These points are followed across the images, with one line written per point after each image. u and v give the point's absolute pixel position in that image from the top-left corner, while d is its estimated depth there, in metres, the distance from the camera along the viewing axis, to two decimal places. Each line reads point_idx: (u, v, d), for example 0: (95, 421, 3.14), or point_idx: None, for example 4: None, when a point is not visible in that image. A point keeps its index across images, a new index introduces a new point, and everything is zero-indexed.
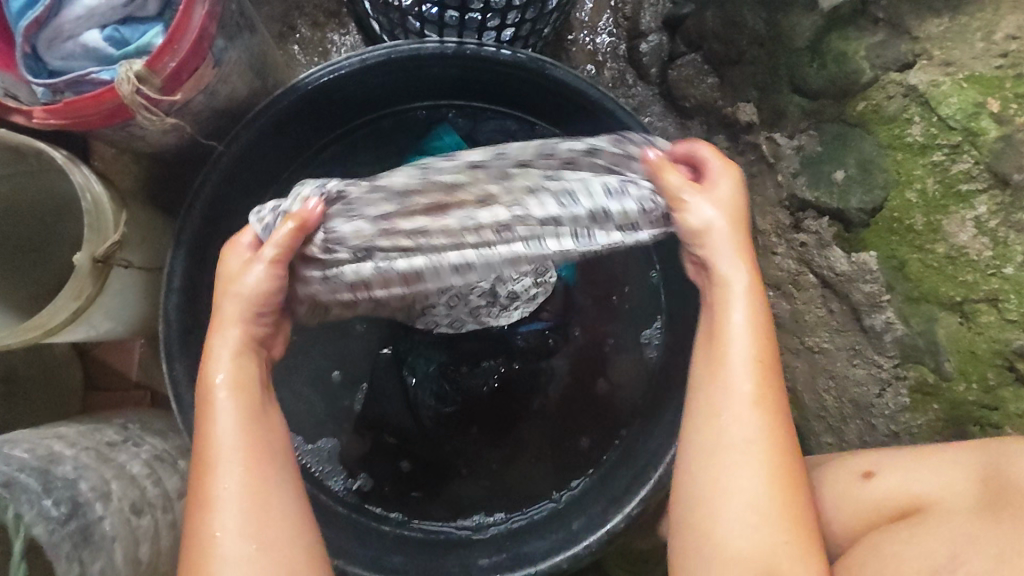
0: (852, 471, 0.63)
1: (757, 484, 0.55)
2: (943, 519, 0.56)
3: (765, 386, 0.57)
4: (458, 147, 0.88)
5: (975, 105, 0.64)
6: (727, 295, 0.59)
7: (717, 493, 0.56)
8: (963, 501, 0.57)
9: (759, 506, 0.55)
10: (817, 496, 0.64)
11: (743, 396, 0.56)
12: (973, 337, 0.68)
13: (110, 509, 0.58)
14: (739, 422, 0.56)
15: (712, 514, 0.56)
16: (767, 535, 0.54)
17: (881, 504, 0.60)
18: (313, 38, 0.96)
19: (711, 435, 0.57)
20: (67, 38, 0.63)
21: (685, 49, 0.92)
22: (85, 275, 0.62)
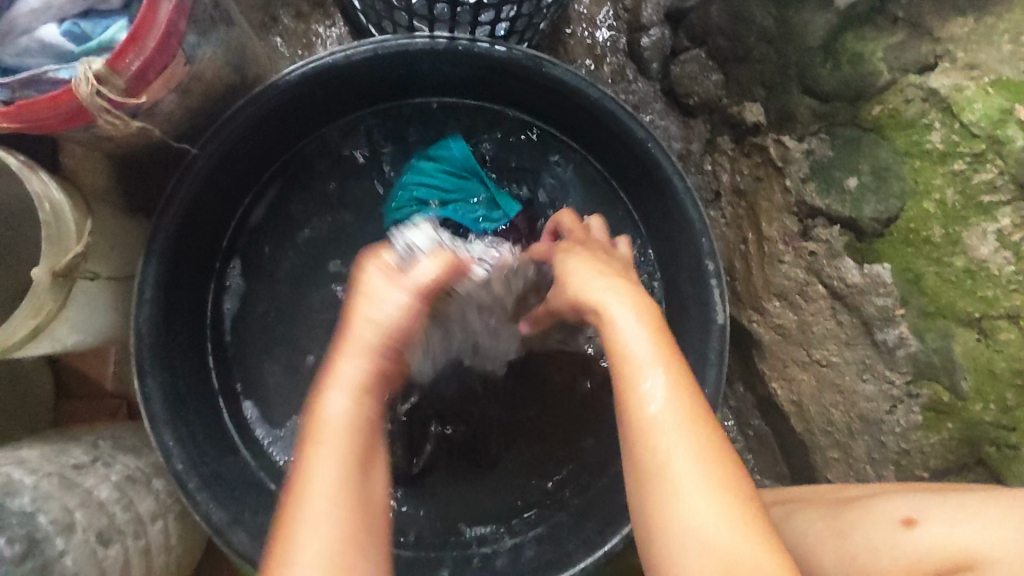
0: (890, 517, 0.54)
1: (697, 474, 0.45)
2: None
3: (660, 342, 0.51)
4: (465, 160, 0.82)
5: (1002, 111, 0.60)
6: (636, 387, 0.49)
7: (657, 474, 0.46)
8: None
9: (704, 476, 0.45)
10: (844, 540, 0.56)
11: (630, 330, 0.52)
12: (992, 355, 0.65)
13: (72, 542, 0.54)
14: (637, 364, 0.50)
15: (662, 521, 0.45)
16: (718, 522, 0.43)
17: (923, 558, 0.51)
18: (297, 29, 0.91)
19: (627, 410, 0.49)
20: (22, 34, 0.58)
21: (689, 44, 0.87)
22: (45, 290, 0.58)
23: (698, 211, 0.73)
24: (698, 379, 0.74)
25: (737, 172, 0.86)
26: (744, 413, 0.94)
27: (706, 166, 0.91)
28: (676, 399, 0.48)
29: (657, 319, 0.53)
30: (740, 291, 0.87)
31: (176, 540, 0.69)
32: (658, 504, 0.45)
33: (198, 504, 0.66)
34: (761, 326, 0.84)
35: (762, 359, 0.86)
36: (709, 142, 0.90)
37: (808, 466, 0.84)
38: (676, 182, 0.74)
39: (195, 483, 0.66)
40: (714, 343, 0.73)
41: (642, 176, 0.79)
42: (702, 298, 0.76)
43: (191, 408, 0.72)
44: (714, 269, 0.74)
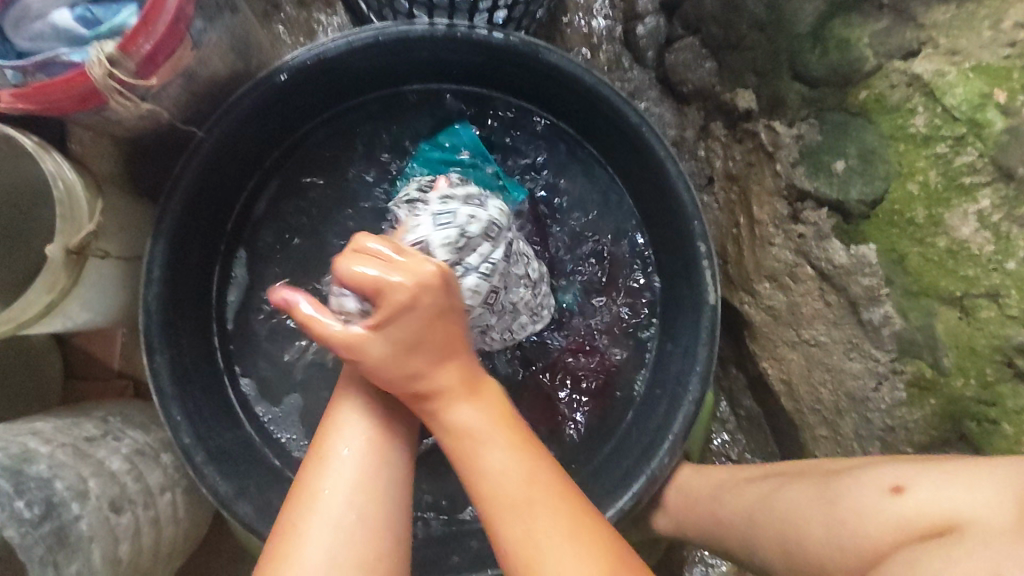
0: (880, 486, 0.57)
1: (558, 550, 0.53)
2: (983, 537, 0.48)
3: (510, 432, 0.59)
4: (473, 145, 0.84)
5: (982, 96, 0.63)
6: (457, 416, 0.59)
7: (503, 503, 0.56)
8: (1001, 516, 0.49)
9: (567, 550, 0.53)
10: (838, 510, 0.58)
11: (470, 417, 0.59)
12: (972, 332, 0.67)
13: (87, 508, 0.56)
14: (483, 433, 0.59)
15: (531, 557, 0.54)
16: (574, 553, 0.53)
17: (908, 521, 0.53)
18: (299, 18, 0.93)
19: (473, 454, 0.58)
20: (35, 18, 0.60)
21: (683, 32, 0.89)
22: (59, 266, 0.60)
23: (690, 194, 0.75)
24: (690, 357, 0.77)
25: (730, 158, 0.88)
26: (736, 393, 0.96)
27: (700, 152, 0.93)
28: (523, 474, 0.57)
29: (473, 385, 0.61)
30: (732, 274, 0.90)
31: (184, 512, 0.71)
32: (526, 544, 0.54)
33: (205, 476, 0.68)
34: (752, 307, 0.86)
35: (753, 340, 0.88)
36: (702, 129, 0.92)
37: (797, 444, 0.87)
38: (669, 166, 0.76)
39: (202, 456, 0.69)
40: (705, 322, 0.76)
41: (636, 161, 0.81)
42: (694, 279, 0.78)
43: (197, 386, 0.74)
44: (706, 251, 0.76)
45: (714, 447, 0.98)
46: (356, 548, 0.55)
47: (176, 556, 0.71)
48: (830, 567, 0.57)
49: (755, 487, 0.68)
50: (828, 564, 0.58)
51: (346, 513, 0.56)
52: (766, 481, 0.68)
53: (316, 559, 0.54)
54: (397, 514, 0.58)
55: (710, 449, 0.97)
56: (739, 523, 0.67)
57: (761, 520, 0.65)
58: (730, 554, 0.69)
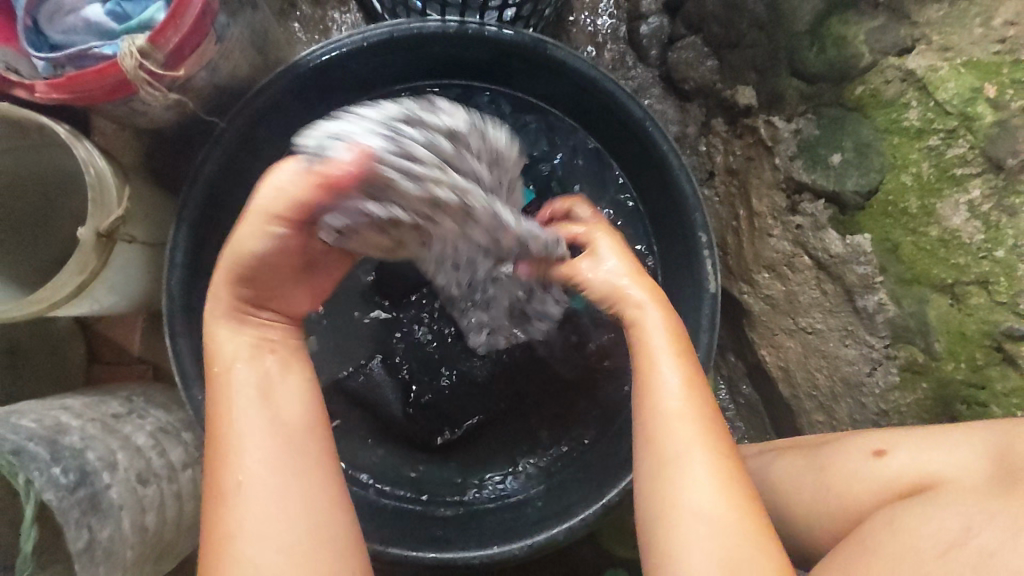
0: (864, 450, 0.59)
1: (706, 466, 0.53)
2: (960, 495, 0.50)
3: (699, 404, 0.57)
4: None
5: (973, 90, 0.65)
6: (641, 320, 0.62)
7: (674, 512, 0.53)
8: (975, 477, 0.51)
9: (718, 496, 0.52)
10: (826, 475, 0.61)
11: (675, 410, 0.56)
12: (963, 318, 0.69)
13: (116, 478, 0.59)
14: (672, 426, 0.56)
15: (670, 506, 0.53)
16: (727, 514, 0.51)
17: (890, 482, 0.55)
18: (314, 16, 0.96)
19: (659, 450, 0.55)
20: (68, 13, 0.63)
21: (686, 32, 0.93)
22: (90, 249, 0.63)
23: (691, 185, 0.78)
24: (691, 343, 0.79)
25: (730, 152, 0.91)
26: (736, 381, 0.99)
27: (702, 147, 0.96)
28: (690, 401, 0.57)
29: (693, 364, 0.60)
30: (732, 264, 0.93)
31: None
32: (658, 469, 0.55)
33: None
34: (751, 297, 0.89)
35: (753, 328, 0.91)
36: (704, 125, 0.95)
37: (795, 428, 0.89)
38: (671, 159, 0.79)
39: None
40: (706, 310, 0.79)
41: (639, 155, 0.84)
42: (695, 268, 0.81)
43: None
44: (707, 241, 0.79)
45: None
46: (277, 434, 0.55)
47: (196, 530, 0.74)
48: (816, 528, 0.61)
49: (746, 461, 0.71)
50: (815, 525, 0.61)
51: (227, 435, 0.54)
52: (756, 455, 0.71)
53: (264, 507, 0.52)
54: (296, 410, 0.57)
55: None
56: None
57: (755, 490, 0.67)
58: None
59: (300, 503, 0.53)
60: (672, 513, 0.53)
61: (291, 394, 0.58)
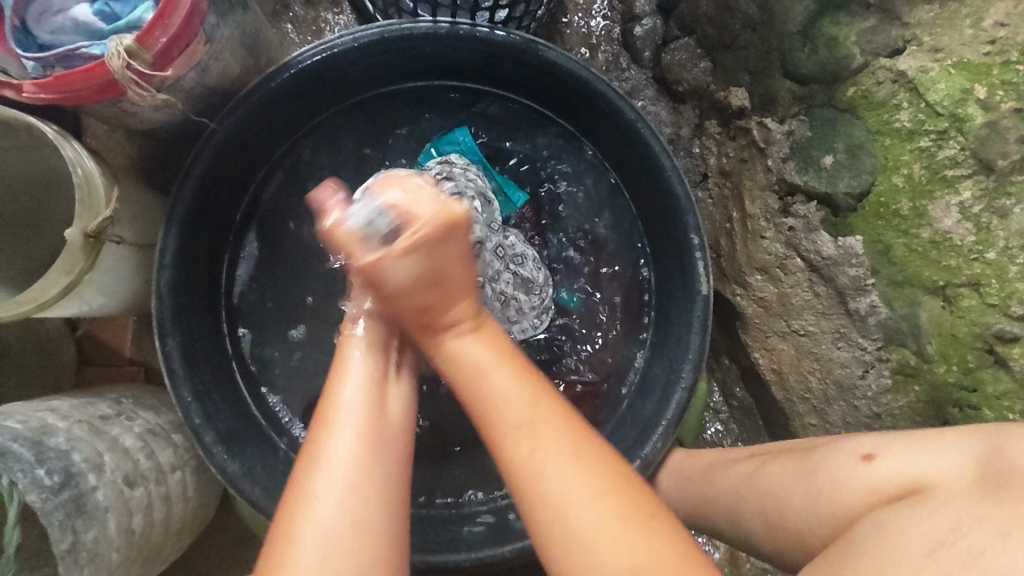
0: (852, 455, 0.59)
1: (555, 453, 0.52)
2: (947, 497, 0.50)
3: (513, 368, 0.57)
4: (471, 153, 0.89)
5: (963, 91, 0.65)
6: (457, 346, 0.58)
7: (537, 498, 0.51)
8: (962, 478, 0.51)
9: (578, 482, 0.51)
10: (816, 479, 0.61)
11: (503, 385, 0.55)
12: (955, 321, 0.69)
13: (102, 480, 0.59)
14: (508, 406, 0.54)
15: (567, 521, 0.50)
16: (599, 515, 0.49)
17: (879, 486, 0.55)
18: (307, 16, 0.96)
19: (486, 423, 0.55)
20: (56, 13, 0.63)
21: (679, 33, 0.93)
22: (78, 249, 0.63)
23: (683, 186, 0.78)
24: (683, 345, 0.79)
25: (724, 154, 0.91)
26: (730, 384, 0.98)
27: (695, 149, 0.96)
28: (521, 388, 0.55)
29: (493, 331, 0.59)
30: (725, 267, 0.92)
31: (193, 491, 0.74)
32: (561, 490, 0.50)
33: (214, 455, 0.70)
34: (744, 299, 0.89)
35: (745, 331, 0.90)
36: (698, 126, 0.95)
37: (788, 431, 0.89)
38: (664, 160, 0.78)
39: (211, 436, 0.71)
40: (698, 312, 0.78)
41: (632, 156, 0.84)
42: (687, 270, 0.80)
43: (206, 370, 0.77)
44: (699, 243, 0.78)
45: (708, 436, 1.00)
46: (368, 423, 0.54)
47: (185, 533, 0.74)
48: (807, 534, 0.60)
49: (738, 467, 0.71)
50: (806, 532, 0.60)
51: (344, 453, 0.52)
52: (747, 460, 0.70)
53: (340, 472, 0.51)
54: (392, 411, 0.57)
55: (704, 438, 0.99)
56: (725, 500, 0.70)
57: (749, 498, 0.67)
58: (716, 528, 0.73)
59: (365, 505, 0.50)
60: (568, 521, 0.50)
61: (392, 394, 0.58)
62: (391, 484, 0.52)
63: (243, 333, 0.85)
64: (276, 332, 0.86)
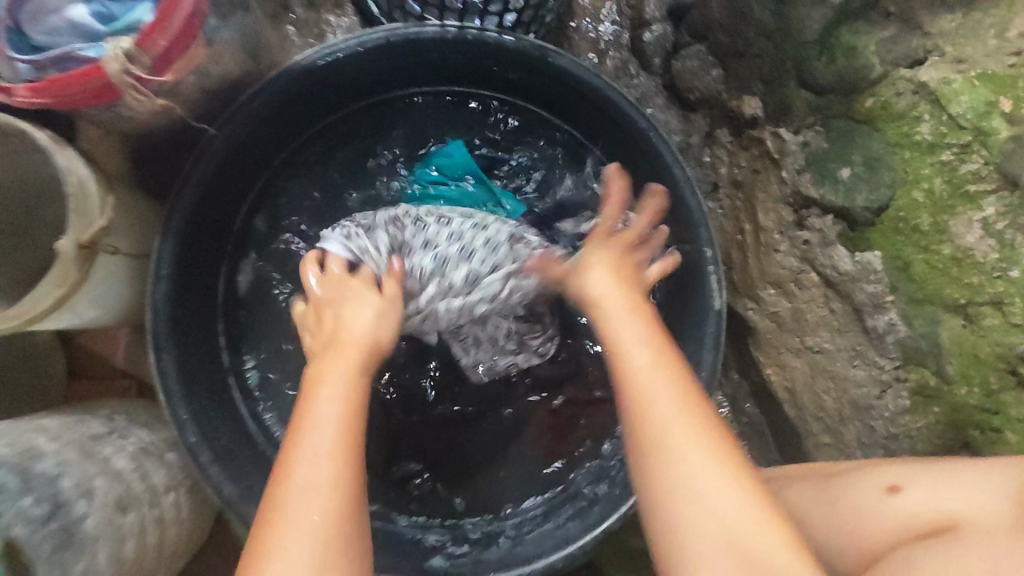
0: (879, 487, 0.57)
1: (706, 454, 0.48)
2: (975, 535, 0.47)
3: (664, 356, 0.55)
4: (466, 165, 0.83)
5: (987, 104, 0.63)
6: (617, 312, 0.60)
7: (669, 486, 0.48)
8: (995, 515, 0.48)
9: (722, 481, 0.47)
10: (840, 511, 0.58)
11: (641, 364, 0.54)
12: (977, 339, 0.67)
13: (92, 507, 0.57)
14: (655, 389, 0.52)
15: (716, 525, 0.45)
16: (732, 501, 0.46)
17: (908, 522, 0.53)
18: (309, 19, 0.94)
19: (638, 413, 0.52)
20: (51, 13, 0.61)
21: (690, 40, 0.91)
22: (71, 260, 0.60)
23: (696, 199, 0.76)
24: (694, 363, 0.77)
25: (736, 165, 0.89)
26: (739, 400, 0.95)
27: (706, 159, 0.94)
28: (668, 379, 0.53)
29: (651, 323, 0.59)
30: (737, 281, 0.89)
31: (187, 511, 0.71)
32: (671, 441, 0.49)
33: (210, 476, 0.68)
34: (756, 314, 0.86)
35: (757, 347, 0.87)
36: (709, 135, 0.93)
37: (799, 450, 0.86)
38: (676, 171, 0.76)
39: (207, 456, 0.69)
40: (710, 328, 0.77)
41: (641, 165, 0.82)
42: (698, 284, 0.79)
43: (203, 386, 0.75)
44: (712, 256, 0.76)
45: None
46: (343, 447, 0.53)
47: (178, 556, 0.71)
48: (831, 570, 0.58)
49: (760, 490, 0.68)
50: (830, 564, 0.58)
51: (337, 441, 0.53)
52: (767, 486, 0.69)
53: (315, 519, 0.49)
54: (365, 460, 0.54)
55: None
56: None
57: None
58: None
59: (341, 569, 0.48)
60: (661, 479, 0.49)
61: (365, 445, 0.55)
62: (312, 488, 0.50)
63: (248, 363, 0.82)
64: (273, 345, 0.83)
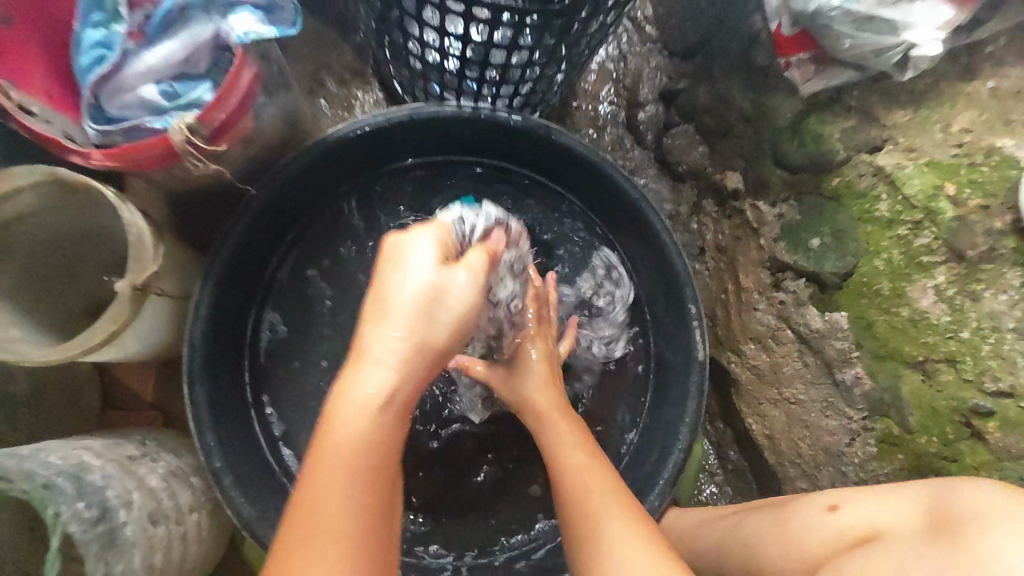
0: (822, 506, 0.61)
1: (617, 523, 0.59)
2: (891, 546, 0.53)
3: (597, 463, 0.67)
4: None
5: (935, 188, 0.73)
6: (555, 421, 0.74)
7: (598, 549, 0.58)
8: (915, 526, 0.53)
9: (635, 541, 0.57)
10: (788, 530, 0.62)
11: (575, 468, 0.67)
12: (934, 395, 0.75)
13: (132, 516, 0.62)
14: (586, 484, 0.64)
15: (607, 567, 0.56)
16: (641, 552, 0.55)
17: (841, 536, 0.57)
18: (340, 95, 1.03)
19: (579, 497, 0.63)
20: (127, 91, 0.68)
21: (678, 120, 1.03)
22: (125, 301, 0.67)
23: (683, 262, 0.85)
24: (680, 409, 0.85)
25: (719, 231, 0.98)
26: (723, 448, 1.01)
27: (693, 225, 1.03)
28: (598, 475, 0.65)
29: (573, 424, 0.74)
30: (720, 335, 0.97)
31: (207, 533, 0.76)
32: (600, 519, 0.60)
33: (232, 498, 0.74)
34: (738, 366, 0.94)
35: (739, 397, 0.95)
36: (695, 205, 1.03)
37: (776, 494, 0.92)
38: (664, 237, 0.86)
39: (229, 480, 0.75)
40: (694, 377, 0.84)
41: (631, 227, 0.91)
42: (683, 338, 0.87)
43: (229, 417, 0.81)
44: (696, 311, 0.85)
45: (704, 498, 1.02)
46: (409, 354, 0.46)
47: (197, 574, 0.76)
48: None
49: (726, 518, 0.72)
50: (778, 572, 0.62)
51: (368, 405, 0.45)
52: (734, 514, 0.72)
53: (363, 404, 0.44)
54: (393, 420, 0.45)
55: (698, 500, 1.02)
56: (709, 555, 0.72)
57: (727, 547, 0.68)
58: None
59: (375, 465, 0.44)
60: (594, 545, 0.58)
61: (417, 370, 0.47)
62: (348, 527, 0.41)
63: (270, 412, 0.89)
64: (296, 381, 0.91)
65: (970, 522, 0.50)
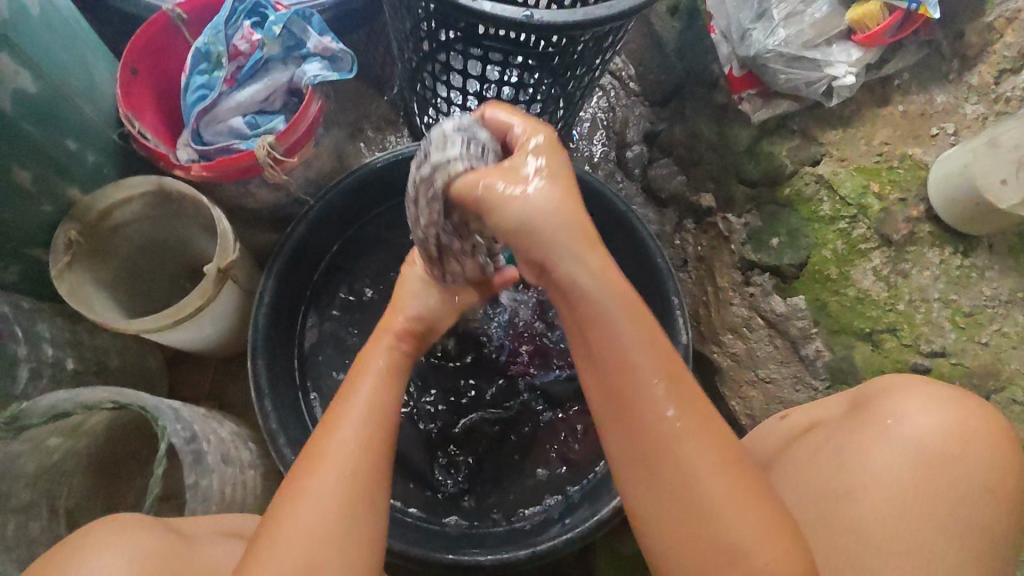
0: (775, 418, 0.75)
1: (694, 439, 0.47)
2: (830, 429, 0.67)
3: (651, 339, 0.49)
4: None
5: (863, 187, 0.91)
6: (577, 276, 0.49)
7: (658, 458, 0.47)
8: (840, 411, 0.69)
9: (707, 453, 0.47)
10: (749, 445, 0.75)
11: (629, 346, 0.48)
12: (881, 360, 0.88)
13: (211, 448, 0.75)
14: (638, 368, 0.48)
15: (680, 483, 0.47)
16: (714, 469, 0.47)
17: (789, 433, 0.72)
18: (375, 138, 1.24)
19: (622, 391, 0.48)
20: (220, 122, 0.88)
21: (660, 155, 1.22)
22: (211, 281, 0.83)
23: (662, 258, 1.02)
24: None
25: (699, 243, 1.14)
26: None
27: (676, 241, 1.18)
28: (651, 355, 0.48)
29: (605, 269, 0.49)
30: (704, 330, 1.10)
31: (260, 490, 0.88)
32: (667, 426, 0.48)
33: (284, 455, 0.87)
34: (719, 355, 1.06)
35: (722, 383, 1.06)
36: (677, 224, 1.18)
37: None
38: (651, 243, 1.03)
39: (283, 439, 0.88)
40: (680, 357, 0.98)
41: (621, 237, 1.07)
42: (668, 327, 1.01)
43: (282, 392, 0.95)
44: (678, 303, 1.00)
45: None
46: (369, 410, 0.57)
47: None
48: None
49: None
50: None
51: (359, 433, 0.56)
52: None
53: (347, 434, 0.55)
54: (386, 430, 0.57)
55: None
56: None
57: None
58: None
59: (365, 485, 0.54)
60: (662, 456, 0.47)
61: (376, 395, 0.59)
62: (343, 441, 0.55)
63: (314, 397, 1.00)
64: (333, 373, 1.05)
65: (874, 400, 0.67)
